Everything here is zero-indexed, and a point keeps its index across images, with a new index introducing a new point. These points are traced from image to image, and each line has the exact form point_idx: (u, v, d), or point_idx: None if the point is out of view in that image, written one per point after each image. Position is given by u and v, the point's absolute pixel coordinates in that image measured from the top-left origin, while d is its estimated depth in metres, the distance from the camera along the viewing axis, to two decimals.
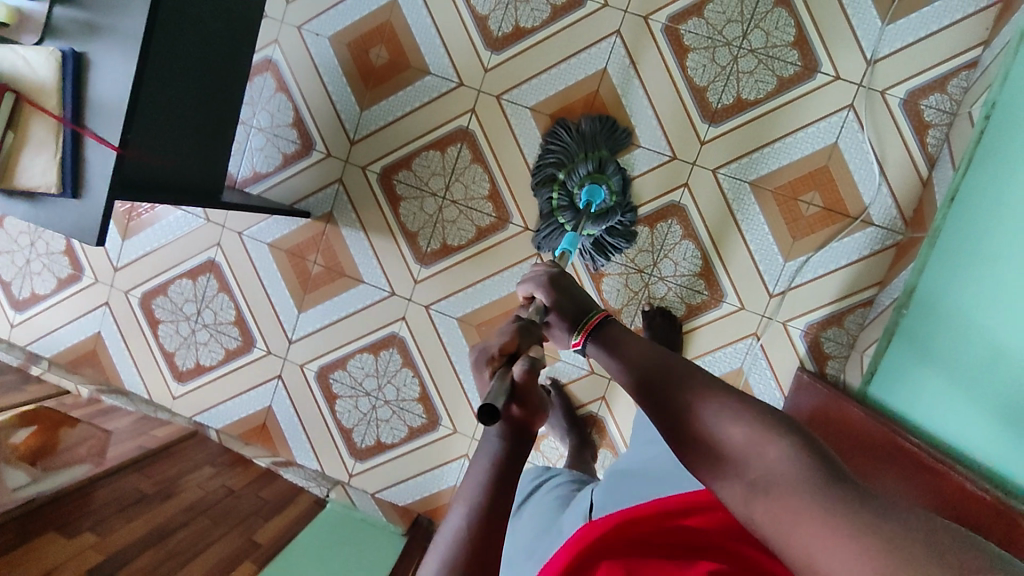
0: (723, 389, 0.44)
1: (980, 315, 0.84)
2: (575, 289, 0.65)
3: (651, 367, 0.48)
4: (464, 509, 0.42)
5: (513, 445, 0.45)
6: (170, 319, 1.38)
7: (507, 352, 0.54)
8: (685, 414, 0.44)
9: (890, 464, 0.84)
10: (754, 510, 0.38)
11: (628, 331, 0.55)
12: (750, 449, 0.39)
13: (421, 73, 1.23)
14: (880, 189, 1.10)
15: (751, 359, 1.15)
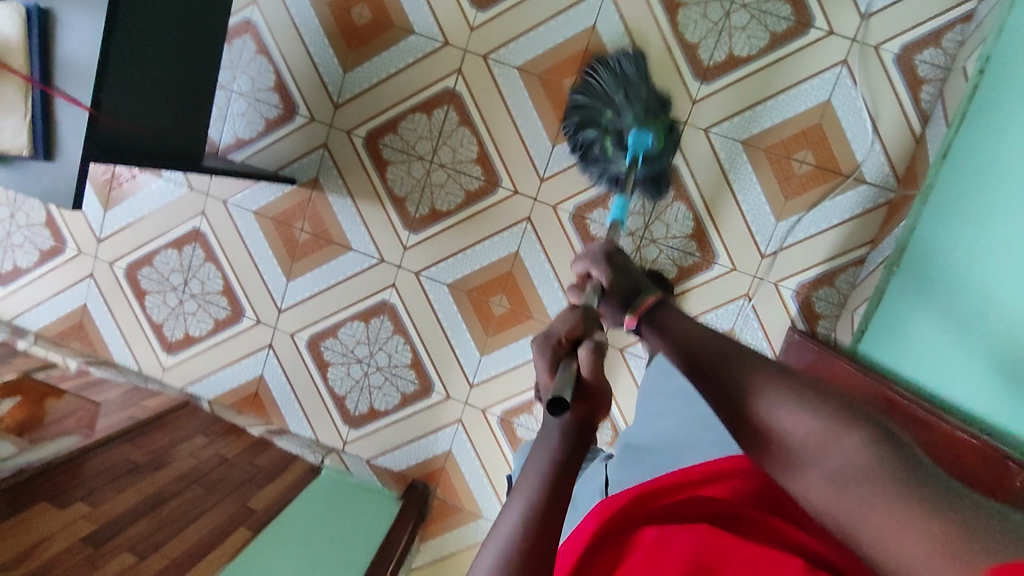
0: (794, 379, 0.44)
1: (974, 272, 0.83)
2: (630, 267, 0.71)
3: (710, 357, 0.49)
4: (527, 503, 0.45)
5: (573, 440, 0.48)
6: (157, 290, 1.36)
7: (571, 339, 0.57)
8: (743, 383, 0.45)
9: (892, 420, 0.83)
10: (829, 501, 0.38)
11: (682, 320, 0.57)
12: (823, 446, 0.39)
13: (406, 33, 1.20)
14: (873, 146, 1.08)
15: (742, 320, 1.15)
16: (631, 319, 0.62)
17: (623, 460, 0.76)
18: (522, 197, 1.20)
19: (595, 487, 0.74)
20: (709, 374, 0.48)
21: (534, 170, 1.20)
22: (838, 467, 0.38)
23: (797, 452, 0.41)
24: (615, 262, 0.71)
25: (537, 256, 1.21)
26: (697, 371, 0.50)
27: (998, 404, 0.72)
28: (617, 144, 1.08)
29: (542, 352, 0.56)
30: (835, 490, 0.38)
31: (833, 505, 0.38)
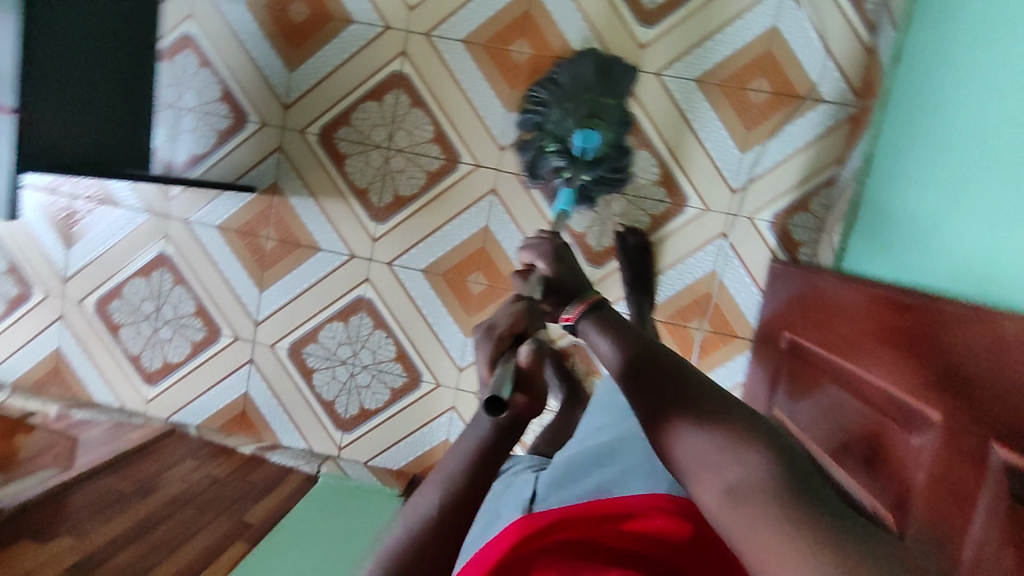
0: (720, 410, 0.43)
1: (945, 160, 0.82)
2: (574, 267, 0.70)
3: (642, 363, 0.49)
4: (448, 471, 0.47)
5: (499, 437, 0.47)
6: (130, 321, 1.33)
7: (514, 334, 0.54)
8: (665, 396, 0.46)
9: (866, 336, 0.75)
10: (727, 516, 0.39)
11: (620, 320, 0.56)
12: (726, 461, 0.41)
13: (345, 23, 1.19)
14: (826, 64, 1.07)
15: (722, 261, 1.12)
16: (570, 316, 0.60)
17: (556, 469, 0.66)
18: (484, 169, 1.19)
19: (520, 499, 0.63)
20: (631, 380, 0.48)
21: (493, 141, 1.18)
22: (737, 482, 0.39)
23: (707, 471, 0.41)
24: (562, 262, 0.71)
25: (507, 228, 1.19)
26: (627, 375, 0.49)
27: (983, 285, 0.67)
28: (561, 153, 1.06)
29: (483, 342, 0.53)
30: (730, 503, 0.39)
31: (729, 519, 0.39)
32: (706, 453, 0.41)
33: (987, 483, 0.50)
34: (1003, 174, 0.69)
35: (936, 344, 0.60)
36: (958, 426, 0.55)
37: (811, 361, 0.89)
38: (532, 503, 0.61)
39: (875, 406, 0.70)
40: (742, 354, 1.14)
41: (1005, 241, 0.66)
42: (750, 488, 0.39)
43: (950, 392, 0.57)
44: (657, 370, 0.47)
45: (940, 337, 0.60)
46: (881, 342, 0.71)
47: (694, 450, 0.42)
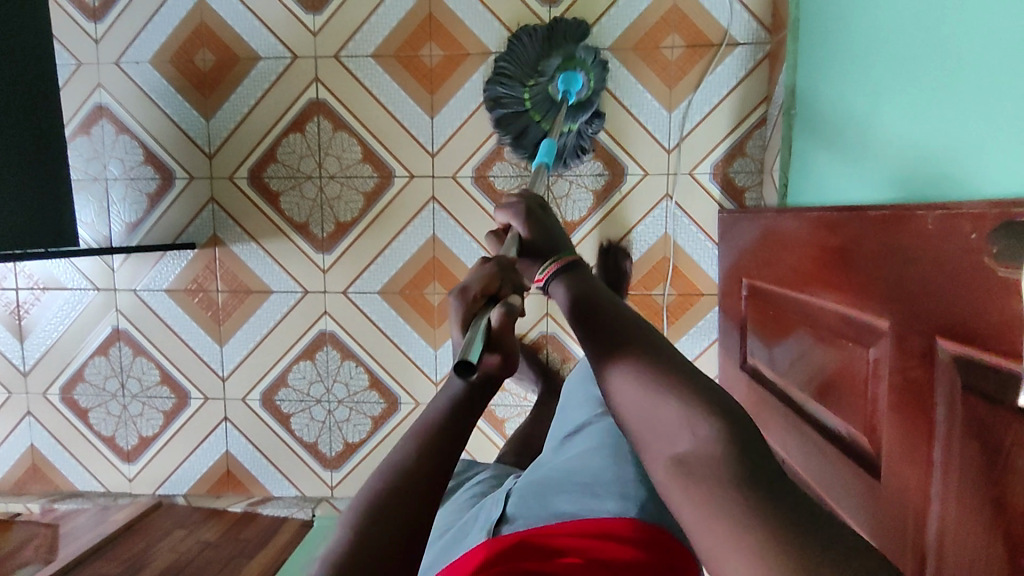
0: (660, 364, 0.50)
1: (865, 74, 0.81)
2: (554, 227, 0.69)
3: (603, 323, 0.55)
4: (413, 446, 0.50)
5: (474, 393, 0.52)
6: (98, 403, 1.30)
7: (486, 294, 0.58)
8: (598, 327, 0.55)
9: (813, 265, 0.72)
10: (677, 488, 0.44)
11: (587, 275, 0.62)
12: (680, 429, 0.46)
13: (253, 61, 1.18)
14: (733, 7, 1.06)
15: (672, 222, 1.12)
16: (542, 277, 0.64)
17: (519, 487, 0.74)
18: (419, 179, 1.17)
19: (488, 519, 0.72)
20: (575, 313, 0.57)
21: (422, 149, 1.16)
22: (688, 452, 0.44)
23: (656, 430, 0.47)
24: (539, 219, 0.69)
25: (454, 232, 1.17)
26: (589, 330, 0.55)
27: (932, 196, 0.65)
28: (546, 103, 1.07)
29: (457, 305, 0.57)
30: (681, 475, 0.44)
31: (678, 489, 0.44)
32: (646, 405, 0.48)
33: (940, 379, 0.49)
34: (926, 70, 0.68)
35: (874, 246, 0.58)
36: (907, 327, 0.53)
37: (770, 299, 0.88)
38: (501, 523, 0.70)
39: (832, 331, 0.68)
40: (710, 310, 1.12)
41: (944, 138, 0.65)
42: (696, 458, 0.44)
43: (896, 296, 0.54)
44: (596, 303, 0.57)
45: (878, 238, 0.57)
46: (826, 268, 0.68)
47: (633, 395, 0.49)
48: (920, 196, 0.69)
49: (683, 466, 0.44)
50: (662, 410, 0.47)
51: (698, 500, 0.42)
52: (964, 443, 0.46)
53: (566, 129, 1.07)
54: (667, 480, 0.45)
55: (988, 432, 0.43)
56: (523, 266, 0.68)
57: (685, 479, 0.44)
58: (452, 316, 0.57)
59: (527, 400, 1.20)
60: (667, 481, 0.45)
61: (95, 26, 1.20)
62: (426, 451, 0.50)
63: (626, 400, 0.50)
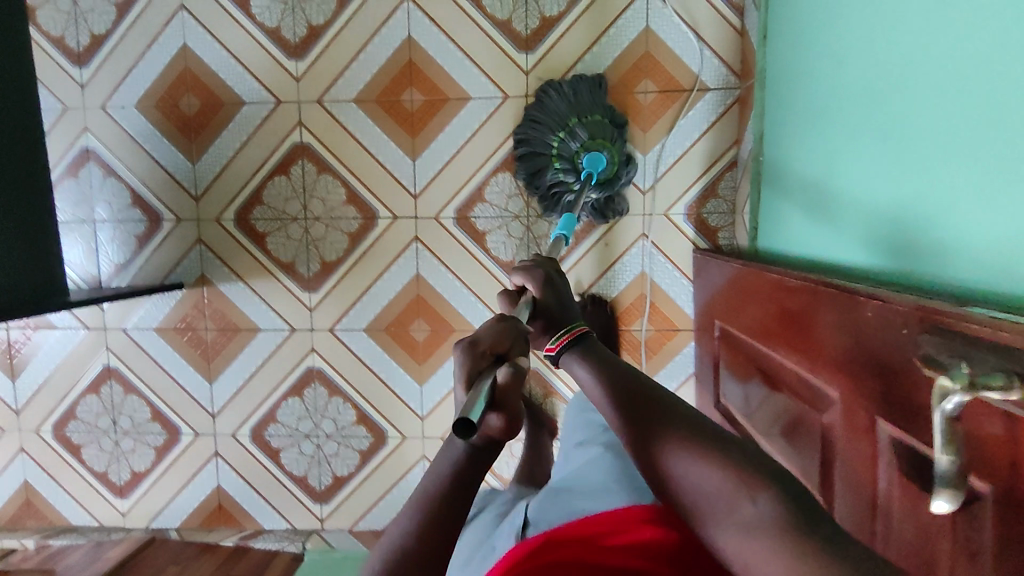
0: (710, 438, 0.52)
1: (827, 133, 0.85)
2: (565, 293, 0.74)
3: (642, 404, 0.58)
4: (419, 510, 0.55)
5: (479, 454, 0.57)
6: (90, 439, 1.32)
7: (494, 353, 0.60)
8: (642, 404, 0.58)
9: (774, 322, 0.76)
10: (748, 556, 0.46)
11: (609, 356, 0.65)
12: (737, 498, 0.48)
13: (237, 106, 1.20)
14: (703, 54, 1.11)
15: (648, 260, 1.16)
16: (553, 347, 0.68)
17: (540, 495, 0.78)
18: (403, 220, 1.20)
19: (513, 526, 0.75)
20: (611, 398, 0.60)
21: (406, 192, 1.20)
22: (752, 518, 0.46)
23: (718, 502, 0.49)
24: (552, 286, 0.74)
25: (438, 271, 1.21)
26: (630, 411, 0.58)
27: (890, 267, 0.69)
28: (570, 165, 1.11)
29: (462, 359, 0.59)
30: (745, 537, 0.46)
31: (746, 554, 0.46)
32: (706, 476, 0.50)
33: (881, 455, 0.53)
34: (879, 138, 0.72)
35: (823, 319, 0.62)
36: (853, 402, 0.57)
37: (739, 346, 0.92)
38: (525, 529, 0.72)
39: (792, 389, 0.72)
40: (686, 345, 1.17)
41: (894, 205, 0.69)
42: (760, 523, 0.46)
43: (841, 368, 0.59)
44: (630, 386, 0.60)
45: (826, 310, 0.62)
46: (784, 328, 0.73)
47: (691, 467, 0.51)
48: (870, 261, 0.74)
49: (747, 529, 0.46)
50: (718, 480, 0.49)
51: (771, 563, 0.44)
52: (902, 521, 0.51)
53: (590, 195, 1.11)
54: (732, 541, 0.47)
55: (921, 516, 0.48)
56: (533, 330, 0.72)
57: (747, 538, 0.46)
58: (456, 369, 0.59)
59: (512, 432, 1.24)
60: (735, 547, 0.47)
61: (80, 71, 1.22)
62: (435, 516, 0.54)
63: (686, 470, 0.51)
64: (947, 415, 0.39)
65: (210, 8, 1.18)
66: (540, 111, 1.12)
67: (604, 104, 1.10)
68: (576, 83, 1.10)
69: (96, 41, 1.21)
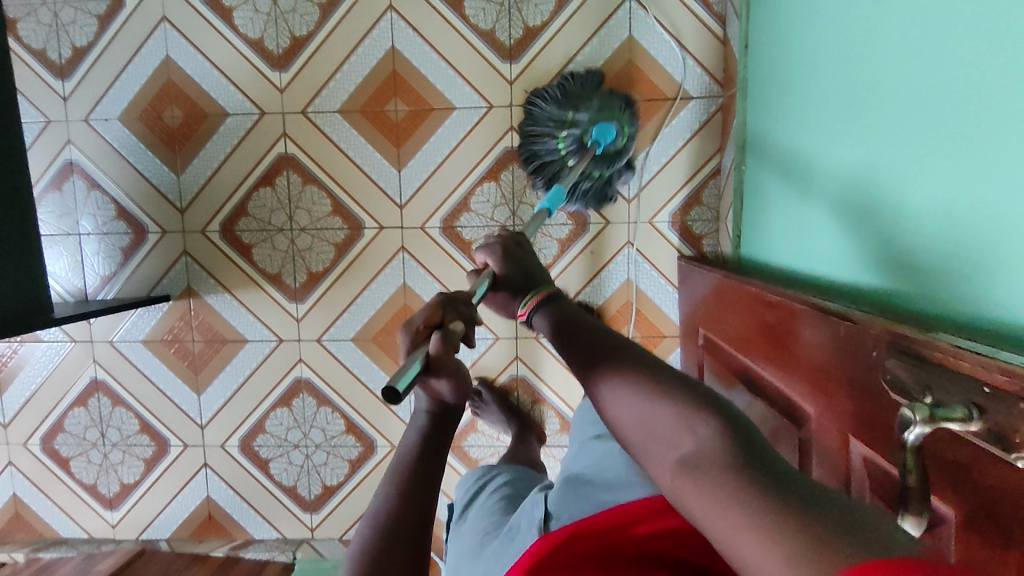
0: (657, 376, 0.48)
1: (807, 145, 0.86)
2: (527, 260, 0.73)
3: (595, 352, 0.54)
4: (391, 477, 0.59)
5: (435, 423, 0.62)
6: (78, 452, 1.32)
7: (430, 325, 0.61)
8: (593, 351, 0.54)
9: (754, 334, 0.77)
10: (685, 491, 0.41)
11: (573, 310, 0.62)
12: (680, 432, 0.43)
13: (221, 117, 1.20)
14: (686, 62, 1.12)
15: (634, 267, 1.16)
16: (525, 311, 0.66)
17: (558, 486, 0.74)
18: (389, 230, 1.20)
19: (533, 518, 0.71)
20: (568, 348, 0.57)
21: (392, 202, 1.20)
22: (691, 451, 0.42)
23: (660, 440, 0.44)
24: (511, 255, 0.73)
25: (424, 281, 1.21)
26: (582, 360, 0.54)
27: (867, 280, 0.70)
28: (576, 147, 1.10)
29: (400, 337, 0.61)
30: (684, 473, 0.41)
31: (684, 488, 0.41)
32: (649, 413, 0.46)
33: (857, 472, 0.54)
34: (856, 152, 0.73)
35: (799, 333, 0.64)
36: (828, 419, 0.58)
37: (722, 356, 0.93)
38: (546, 520, 0.69)
39: (771, 401, 0.73)
40: (673, 352, 1.17)
41: (871, 220, 0.69)
42: (699, 455, 0.41)
43: (816, 384, 0.60)
44: (587, 333, 0.57)
45: (800, 325, 0.63)
46: (763, 340, 0.74)
47: (635, 406, 0.47)
48: (848, 274, 0.75)
49: (686, 462, 0.41)
50: (662, 416, 0.45)
51: (706, 496, 0.39)
52: None
53: (601, 174, 1.10)
54: (670, 476, 0.42)
55: None
56: (502, 300, 0.72)
57: (686, 473, 0.41)
58: (402, 349, 0.61)
59: (500, 439, 1.24)
60: (673, 485, 0.42)
61: (63, 84, 1.21)
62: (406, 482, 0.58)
63: (630, 410, 0.47)
64: (910, 444, 0.40)
65: (193, 20, 1.18)
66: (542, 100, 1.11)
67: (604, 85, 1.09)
68: (571, 78, 1.10)
69: (78, 53, 1.20)
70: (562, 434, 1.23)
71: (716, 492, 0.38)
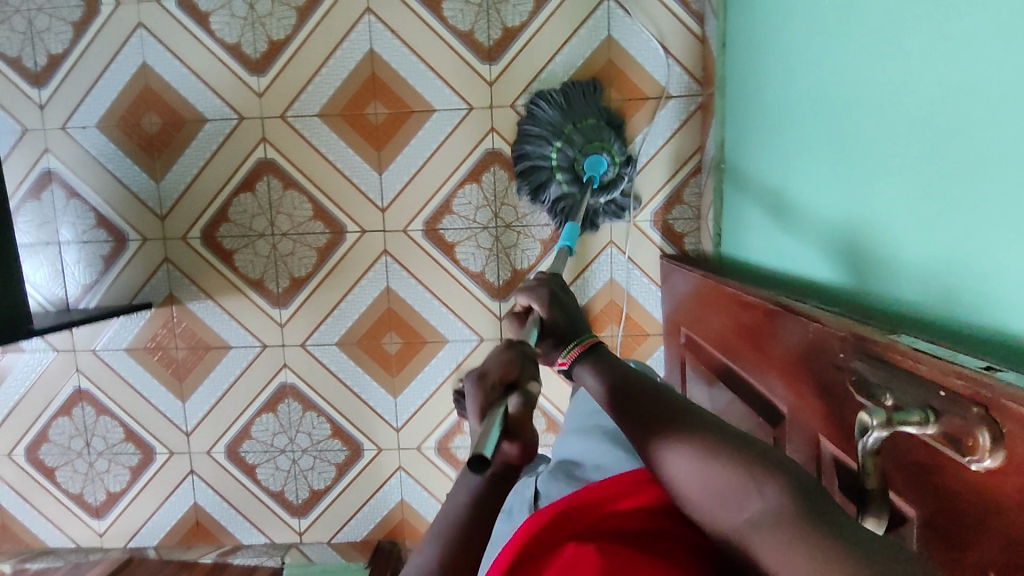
0: (711, 431, 0.48)
1: (782, 144, 0.86)
2: (573, 309, 0.72)
3: (643, 406, 0.54)
4: (441, 538, 0.50)
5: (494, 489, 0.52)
6: (63, 462, 1.31)
7: (505, 382, 0.55)
8: (643, 405, 0.54)
9: (732, 332, 0.78)
10: (758, 550, 0.41)
11: (616, 361, 0.63)
12: (745, 492, 0.42)
13: (199, 123, 1.19)
14: (665, 61, 1.12)
15: (617, 266, 1.17)
16: (566, 360, 0.66)
17: (550, 468, 0.75)
18: (371, 234, 1.20)
19: (524, 500, 0.72)
20: (616, 403, 0.56)
21: (373, 206, 1.19)
22: (759, 512, 0.41)
23: (725, 500, 0.44)
24: (561, 305, 0.72)
25: (408, 284, 1.21)
26: (631, 415, 0.54)
27: (840, 279, 0.71)
28: (571, 176, 1.10)
29: (474, 392, 0.54)
30: (755, 534, 0.41)
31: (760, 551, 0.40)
32: (710, 470, 0.45)
33: (827, 470, 0.55)
34: (827, 152, 0.73)
35: (771, 331, 0.64)
36: (800, 417, 0.59)
37: (703, 354, 0.93)
38: (536, 500, 0.70)
39: (748, 400, 0.74)
40: (656, 350, 1.18)
41: (842, 219, 0.70)
42: (767, 517, 0.41)
43: (788, 380, 0.61)
44: (635, 388, 0.56)
45: (773, 324, 0.64)
46: (740, 337, 0.74)
47: (695, 464, 0.46)
48: (821, 273, 0.75)
49: (757, 527, 0.41)
50: (725, 475, 0.44)
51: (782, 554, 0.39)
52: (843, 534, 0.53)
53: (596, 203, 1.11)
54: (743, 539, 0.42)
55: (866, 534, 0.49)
56: (546, 351, 0.70)
57: (758, 535, 0.41)
58: (470, 407, 0.54)
59: None
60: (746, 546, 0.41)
61: (39, 92, 1.20)
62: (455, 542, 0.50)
63: (688, 467, 0.47)
64: (869, 447, 0.41)
65: (169, 25, 1.17)
66: (536, 120, 1.11)
67: (598, 109, 1.10)
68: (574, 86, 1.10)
69: (54, 60, 1.19)
70: (548, 433, 1.24)
71: (793, 558, 0.38)
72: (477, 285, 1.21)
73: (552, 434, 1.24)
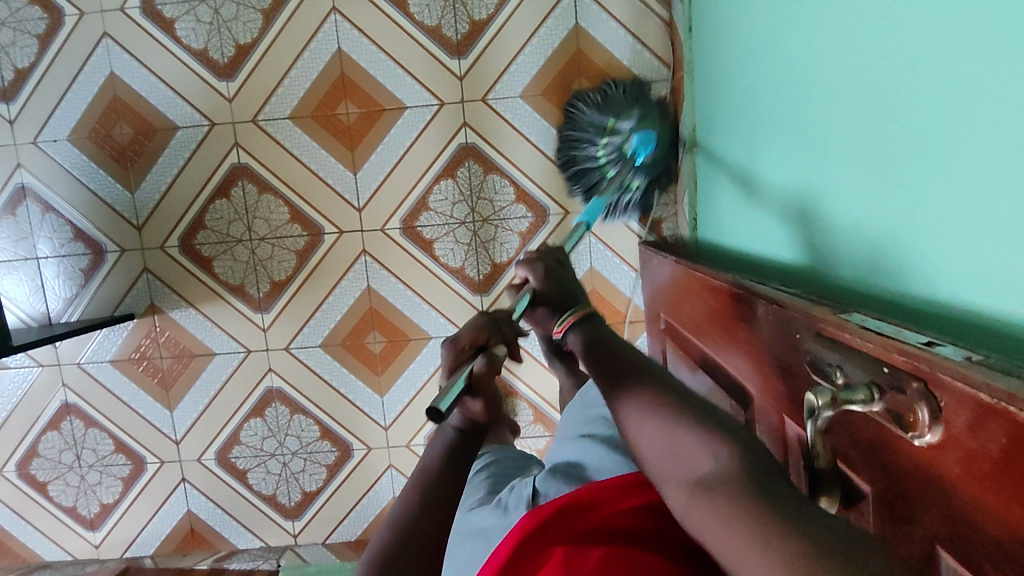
0: (675, 397, 0.47)
1: (746, 128, 0.86)
2: (569, 281, 0.71)
3: (614, 371, 0.53)
4: (413, 485, 0.50)
5: (464, 442, 0.53)
6: (55, 476, 1.31)
7: (475, 345, 0.58)
8: (615, 369, 0.53)
9: (705, 317, 0.78)
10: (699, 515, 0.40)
11: (601, 326, 0.62)
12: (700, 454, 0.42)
13: (171, 131, 1.19)
14: (634, 47, 1.12)
15: (597, 256, 1.17)
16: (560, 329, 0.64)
17: (551, 467, 0.71)
18: (349, 235, 1.20)
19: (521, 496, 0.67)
20: (593, 367, 0.55)
21: (349, 206, 1.19)
22: (704, 476, 0.41)
23: (680, 459, 0.43)
24: (555, 272, 0.71)
25: (389, 283, 1.21)
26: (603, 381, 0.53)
27: (805, 262, 0.71)
28: (615, 159, 1.06)
29: (445, 354, 0.58)
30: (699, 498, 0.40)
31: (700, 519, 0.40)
32: (671, 434, 0.44)
33: (795, 449, 0.55)
34: (787, 134, 0.73)
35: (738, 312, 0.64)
36: (767, 399, 0.59)
37: (681, 340, 0.93)
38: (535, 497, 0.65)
39: (722, 384, 0.74)
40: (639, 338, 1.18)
41: (803, 199, 0.70)
42: (717, 481, 0.40)
43: (754, 361, 0.61)
44: (613, 355, 0.55)
45: (739, 305, 0.64)
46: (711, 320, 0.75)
47: (657, 430, 0.46)
48: (789, 255, 0.76)
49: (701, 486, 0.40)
50: (686, 437, 0.44)
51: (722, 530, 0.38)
52: None
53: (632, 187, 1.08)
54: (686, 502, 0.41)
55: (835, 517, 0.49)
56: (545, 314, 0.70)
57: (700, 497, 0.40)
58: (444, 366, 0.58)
59: None
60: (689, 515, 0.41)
61: (8, 107, 1.19)
62: (425, 491, 0.49)
63: (649, 430, 0.46)
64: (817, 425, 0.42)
65: (134, 34, 1.16)
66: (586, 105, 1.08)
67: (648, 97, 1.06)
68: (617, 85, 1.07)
69: (21, 75, 1.18)
70: (536, 425, 1.24)
71: (730, 528, 0.37)
72: (457, 281, 1.21)
73: (540, 426, 1.24)
